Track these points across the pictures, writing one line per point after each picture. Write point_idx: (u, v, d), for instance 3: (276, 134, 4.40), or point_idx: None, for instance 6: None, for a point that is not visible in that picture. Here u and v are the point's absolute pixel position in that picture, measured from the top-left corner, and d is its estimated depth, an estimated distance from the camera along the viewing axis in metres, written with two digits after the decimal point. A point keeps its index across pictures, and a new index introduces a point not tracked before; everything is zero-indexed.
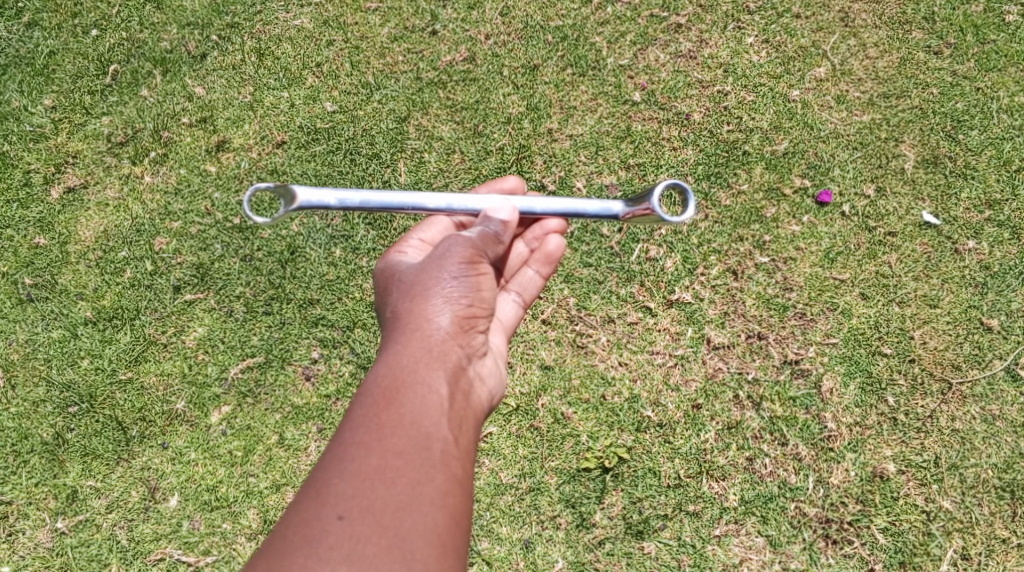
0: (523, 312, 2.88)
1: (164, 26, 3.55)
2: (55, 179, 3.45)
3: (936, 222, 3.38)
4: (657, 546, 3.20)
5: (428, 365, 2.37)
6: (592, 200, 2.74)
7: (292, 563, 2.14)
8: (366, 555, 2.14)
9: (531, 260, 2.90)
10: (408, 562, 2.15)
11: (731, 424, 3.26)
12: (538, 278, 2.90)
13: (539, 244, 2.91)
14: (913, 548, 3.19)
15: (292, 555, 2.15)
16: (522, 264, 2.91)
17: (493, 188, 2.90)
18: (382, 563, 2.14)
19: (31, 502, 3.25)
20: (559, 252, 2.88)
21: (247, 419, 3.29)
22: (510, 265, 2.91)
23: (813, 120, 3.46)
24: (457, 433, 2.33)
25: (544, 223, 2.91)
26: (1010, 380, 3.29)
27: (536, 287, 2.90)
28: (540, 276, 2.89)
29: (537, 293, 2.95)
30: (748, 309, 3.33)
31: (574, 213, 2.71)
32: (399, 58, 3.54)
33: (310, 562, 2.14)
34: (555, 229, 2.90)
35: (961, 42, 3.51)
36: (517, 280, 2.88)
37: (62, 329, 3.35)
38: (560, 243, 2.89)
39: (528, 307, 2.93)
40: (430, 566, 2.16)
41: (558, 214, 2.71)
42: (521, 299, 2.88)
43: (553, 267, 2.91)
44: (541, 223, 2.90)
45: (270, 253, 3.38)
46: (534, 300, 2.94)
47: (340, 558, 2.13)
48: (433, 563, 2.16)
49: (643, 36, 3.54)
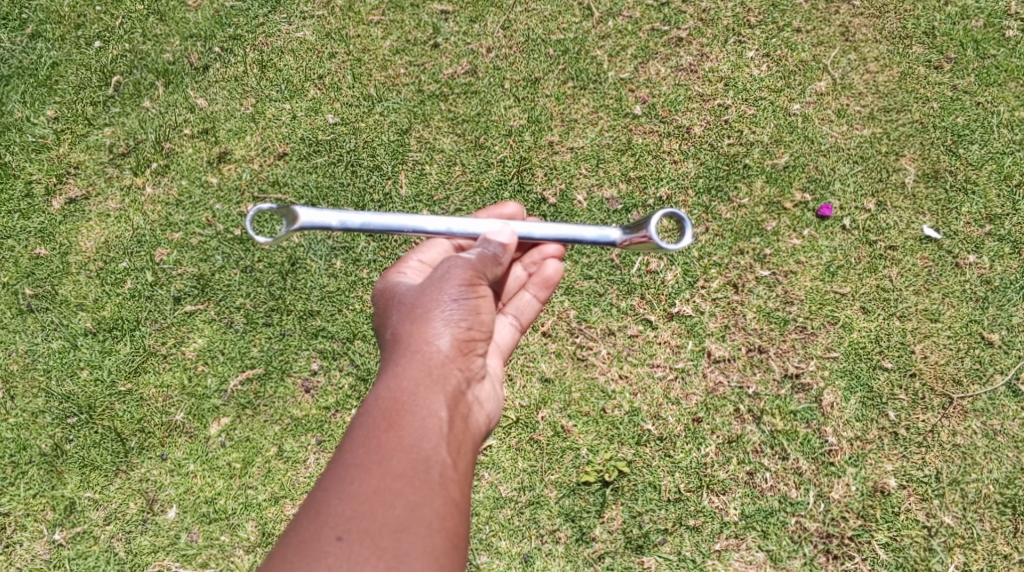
0: (520, 335, 2.89)
1: (167, 37, 3.57)
2: (56, 190, 3.45)
3: (937, 236, 3.37)
4: (657, 560, 3.19)
5: (428, 387, 2.37)
6: (590, 226, 2.74)
7: None
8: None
9: (529, 283, 2.91)
10: None
11: (731, 438, 3.26)
12: (535, 302, 2.90)
13: (537, 268, 2.92)
14: (913, 564, 3.18)
15: None
16: (520, 287, 2.92)
17: (492, 213, 2.91)
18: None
19: (28, 513, 3.24)
20: (557, 276, 2.89)
21: (246, 431, 3.28)
22: (508, 289, 2.91)
23: (814, 134, 3.47)
24: (456, 456, 2.33)
25: (544, 247, 2.91)
26: (1012, 396, 3.28)
27: (534, 310, 2.90)
28: (537, 299, 2.90)
29: (534, 317, 2.96)
30: (749, 322, 3.33)
31: (573, 239, 2.72)
32: (401, 70, 3.55)
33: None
34: (553, 253, 2.91)
35: (962, 57, 3.52)
36: (515, 303, 2.89)
37: (62, 340, 3.35)
38: (559, 268, 2.89)
39: (526, 329, 2.94)
40: None
41: (557, 239, 2.72)
42: (518, 322, 2.89)
43: (551, 291, 2.91)
44: (540, 248, 2.91)
45: (271, 264, 3.38)
46: (531, 324, 2.95)
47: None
48: None
49: (644, 50, 3.55)
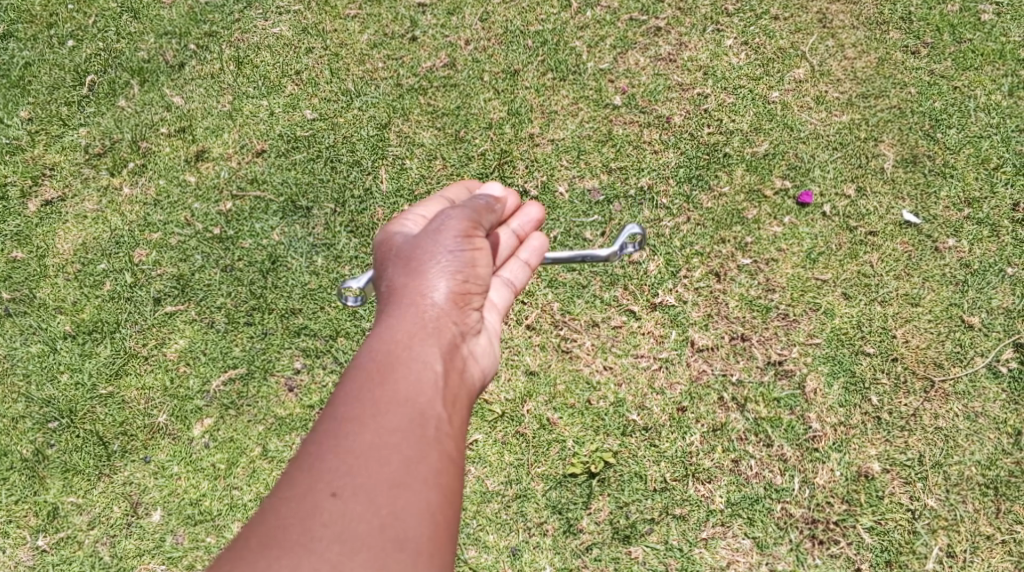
0: (514, 300, 2.83)
1: (142, 36, 3.58)
2: (32, 192, 3.45)
3: (916, 221, 3.39)
4: (645, 550, 3.19)
5: (423, 339, 2.34)
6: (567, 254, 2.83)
7: (284, 540, 2.05)
8: (359, 533, 2.06)
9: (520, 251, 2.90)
10: (404, 540, 2.08)
11: (716, 426, 3.26)
12: (526, 266, 2.88)
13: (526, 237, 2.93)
14: (899, 547, 3.17)
15: (285, 531, 2.06)
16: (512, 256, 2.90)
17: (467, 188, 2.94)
18: (376, 541, 2.06)
19: (11, 520, 3.21)
20: (545, 246, 2.93)
21: (230, 431, 3.24)
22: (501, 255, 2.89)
23: (793, 121, 3.47)
24: (452, 411, 2.28)
25: (526, 211, 2.96)
26: (992, 377, 3.27)
27: (525, 274, 2.87)
28: (529, 264, 2.88)
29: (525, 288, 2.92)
30: (732, 311, 3.33)
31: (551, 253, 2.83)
32: (379, 65, 3.54)
33: (301, 541, 2.05)
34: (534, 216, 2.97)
35: (938, 42, 3.54)
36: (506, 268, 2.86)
37: (41, 344, 3.32)
38: (543, 241, 2.93)
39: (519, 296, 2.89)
40: (422, 545, 2.09)
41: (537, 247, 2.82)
42: (512, 285, 2.84)
43: (542, 259, 2.91)
44: (523, 214, 2.96)
45: (252, 263, 3.36)
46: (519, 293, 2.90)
47: (333, 537, 2.05)
48: (427, 542, 2.09)
49: (623, 40, 3.56)
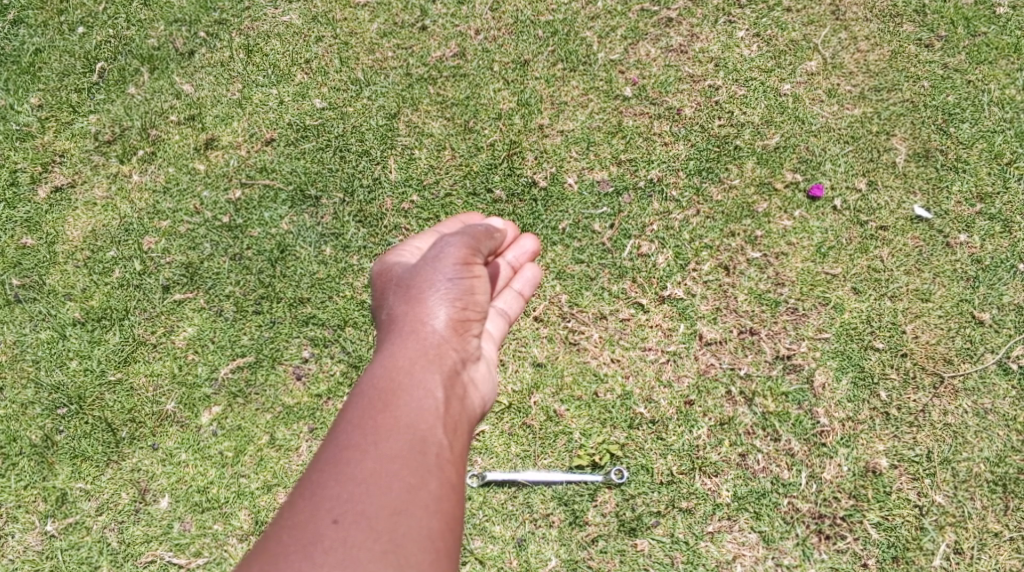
0: (509, 329, 2.90)
1: (151, 23, 3.58)
2: (42, 179, 3.46)
3: (928, 216, 3.36)
4: (651, 543, 3.18)
5: (424, 367, 2.38)
6: (561, 478, 3.20)
7: (287, 566, 2.10)
8: (360, 560, 2.10)
9: (513, 281, 2.98)
10: (404, 567, 2.12)
11: (724, 420, 3.25)
12: (519, 298, 2.96)
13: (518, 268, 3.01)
14: (906, 543, 3.16)
15: (288, 558, 2.11)
16: (505, 286, 2.98)
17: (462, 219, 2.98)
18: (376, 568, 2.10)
19: (20, 505, 3.22)
20: (538, 278, 3.00)
21: (238, 419, 3.25)
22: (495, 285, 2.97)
23: (805, 114, 3.45)
24: (452, 439, 2.32)
25: (521, 244, 3.05)
26: (1002, 374, 3.25)
27: (518, 305, 2.95)
28: (521, 295, 2.96)
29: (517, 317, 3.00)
30: (740, 304, 3.32)
31: (548, 481, 3.19)
32: (389, 54, 3.53)
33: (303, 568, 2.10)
34: (529, 251, 3.05)
35: (953, 35, 3.51)
36: (501, 298, 2.94)
37: (51, 330, 3.33)
38: (537, 273, 3.01)
39: (512, 324, 2.96)
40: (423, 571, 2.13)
41: (537, 480, 3.20)
42: (506, 316, 2.91)
43: (533, 289, 3.00)
44: (518, 246, 3.04)
45: (261, 252, 3.36)
46: (511, 324, 2.97)
47: (334, 563, 2.10)
48: (427, 568, 2.14)
49: (634, 31, 3.54)
